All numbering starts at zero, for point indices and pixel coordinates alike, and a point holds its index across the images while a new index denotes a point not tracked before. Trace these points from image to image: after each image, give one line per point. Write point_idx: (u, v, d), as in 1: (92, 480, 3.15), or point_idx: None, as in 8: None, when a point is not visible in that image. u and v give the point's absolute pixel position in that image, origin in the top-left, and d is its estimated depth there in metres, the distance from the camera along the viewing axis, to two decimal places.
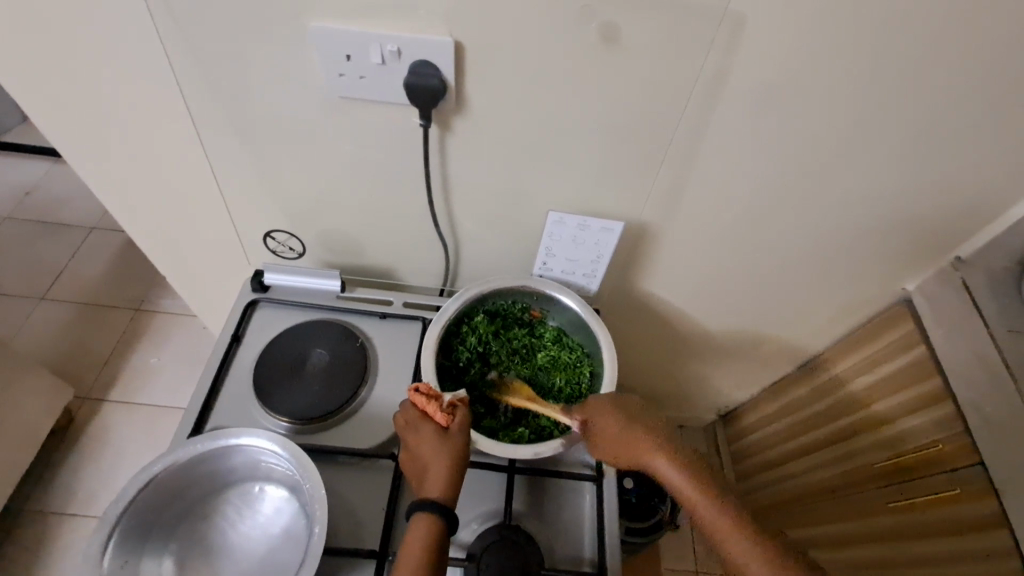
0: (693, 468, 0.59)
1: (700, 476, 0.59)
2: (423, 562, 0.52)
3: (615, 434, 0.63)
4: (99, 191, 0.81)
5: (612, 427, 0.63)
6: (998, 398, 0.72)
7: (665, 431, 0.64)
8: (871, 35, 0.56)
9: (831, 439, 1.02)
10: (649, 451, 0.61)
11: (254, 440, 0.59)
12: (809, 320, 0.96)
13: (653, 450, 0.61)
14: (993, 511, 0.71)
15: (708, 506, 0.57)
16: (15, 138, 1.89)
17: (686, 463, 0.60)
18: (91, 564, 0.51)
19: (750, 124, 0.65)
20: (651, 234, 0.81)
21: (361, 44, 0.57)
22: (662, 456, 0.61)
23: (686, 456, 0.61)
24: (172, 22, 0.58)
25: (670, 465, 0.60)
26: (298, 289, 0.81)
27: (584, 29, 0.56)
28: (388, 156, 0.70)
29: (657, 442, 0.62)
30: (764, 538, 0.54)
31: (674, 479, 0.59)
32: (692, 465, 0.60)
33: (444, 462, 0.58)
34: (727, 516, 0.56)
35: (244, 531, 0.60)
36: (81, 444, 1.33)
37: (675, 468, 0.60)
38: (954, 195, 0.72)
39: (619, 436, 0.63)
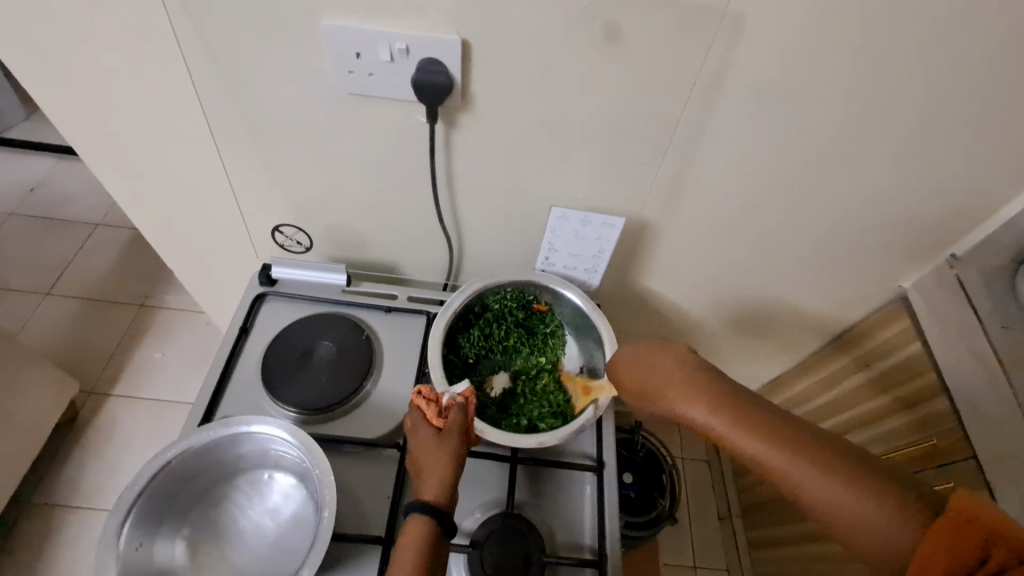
0: (723, 404, 0.55)
1: (736, 409, 0.55)
2: (418, 560, 0.53)
3: (663, 381, 0.60)
4: (110, 185, 0.83)
5: (636, 367, 0.64)
6: (991, 392, 0.74)
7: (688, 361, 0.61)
8: (866, 36, 0.57)
9: (833, 431, 1.04)
10: (671, 395, 0.59)
11: (265, 427, 0.61)
12: (807, 317, 0.97)
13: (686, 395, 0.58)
14: (985, 502, 0.72)
15: (752, 444, 0.52)
16: (20, 134, 1.91)
17: (720, 398, 0.56)
18: (107, 546, 0.53)
19: (749, 121, 0.66)
20: (652, 231, 0.82)
21: (370, 41, 0.59)
22: (684, 400, 0.58)
23: (744, 407, 0.55)
24: (186, 18, 0.59)
25: (704, 409, 0.56)
26: (305, 283, 0.82)
27: (589, 29, 0.57)
28: (395, 152, 0.71)
29: (694, 381, 0.58)
30: (806, 444, 0.51)
31: (714, 425, 0.55)
32: (734, 407, 0.55)
33: (441, 462, 0.59)
34: (772, 450, 0.51)
35: (254, 517, 0.61)
36: (87, 438, 1.34)
37: (705, 412, 0.56)
38: (949, 193, 0.73)
39: (654, 375, 0.62)
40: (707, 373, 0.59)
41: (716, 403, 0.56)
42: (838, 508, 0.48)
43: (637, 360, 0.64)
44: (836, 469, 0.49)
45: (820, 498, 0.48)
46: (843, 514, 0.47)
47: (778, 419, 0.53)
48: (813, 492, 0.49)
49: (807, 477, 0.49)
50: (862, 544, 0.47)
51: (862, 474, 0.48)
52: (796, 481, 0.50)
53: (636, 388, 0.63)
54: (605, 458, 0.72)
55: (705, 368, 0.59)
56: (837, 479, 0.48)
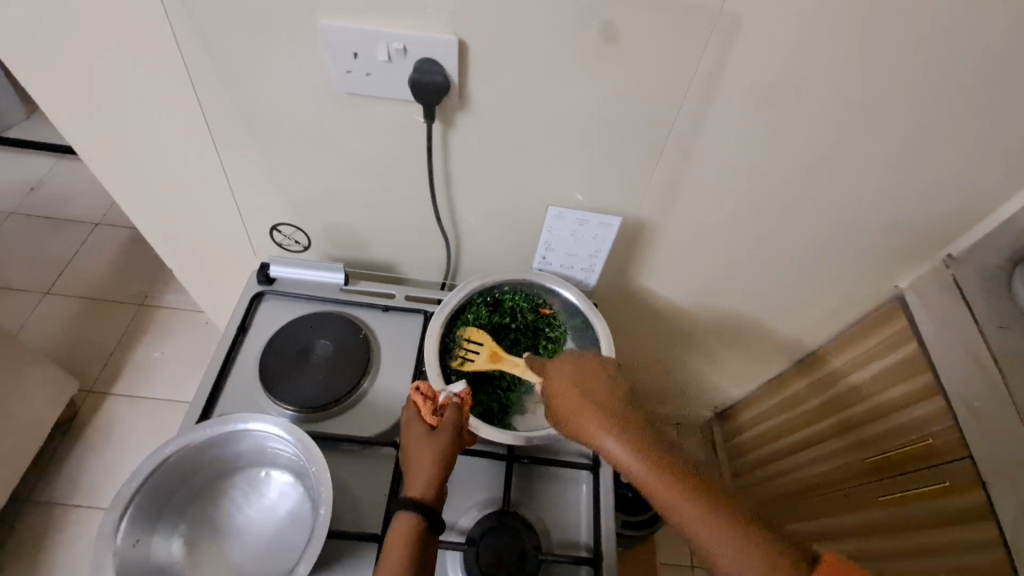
0: (642, 450, 0.60)
1: (651, 453, 0.60)
2: (404, 560, 0.53)
3: (589, 416, 0.63)
4: (108, 184, 0.83)
5: (565, 390, 0.65)
6: (986, 392, 0.74)
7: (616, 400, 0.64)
8: (863, 36, 0.58)
9: (823, 434, 1.04)
10: (595, 427, 0.62)
11: (262, 425, 0.61)
12: (803, 317, 0.98)
13: (612, 430, 0.61)
14: (983, 502, 0.73)
15: (670, 489, 0.58)
16: (20, 135, 1.91)
17: (637, 440, 0.61)
18: (105, 543, 0.53)
19: (746, 121, 0.66)
20: (649, 230, 0.82)
21: (368, 41, 0.59)
22: (608, 435, 0.61)
23: (662, 454, 0.60)
24: (186, 17, 0.59)
25: (621, 447, 0.61)
26: (303, 282, 0.82)
27: (585, 28, 0.58)
28: (393, 151, 0.71)
29: (618, 419, 0.63)
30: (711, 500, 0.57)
31: (631, 465, 0.60)
32: (649, 449, 0.60)
33: (431, 461, 0.59)
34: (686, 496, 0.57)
35: (250, 514, 0.62)
36: (86, 437, 1.34)
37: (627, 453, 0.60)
38: (945, 194, 0.73)
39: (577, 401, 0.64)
40: (623, 410, 0.64)
41: (637, 446, 0.60)
42: (725, 550, 0.55)
43: (563, 383, 0.66)
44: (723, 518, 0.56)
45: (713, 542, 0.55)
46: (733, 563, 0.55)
47: (681, 466, 0.60)
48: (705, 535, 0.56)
49: (702, 523, 0.56)
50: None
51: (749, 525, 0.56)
52: (695, 525, 0.56)
53: (561, 414, 0.65)
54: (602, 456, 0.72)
55: (623, 404, 0.64)
56: (733, 536, 0.55)
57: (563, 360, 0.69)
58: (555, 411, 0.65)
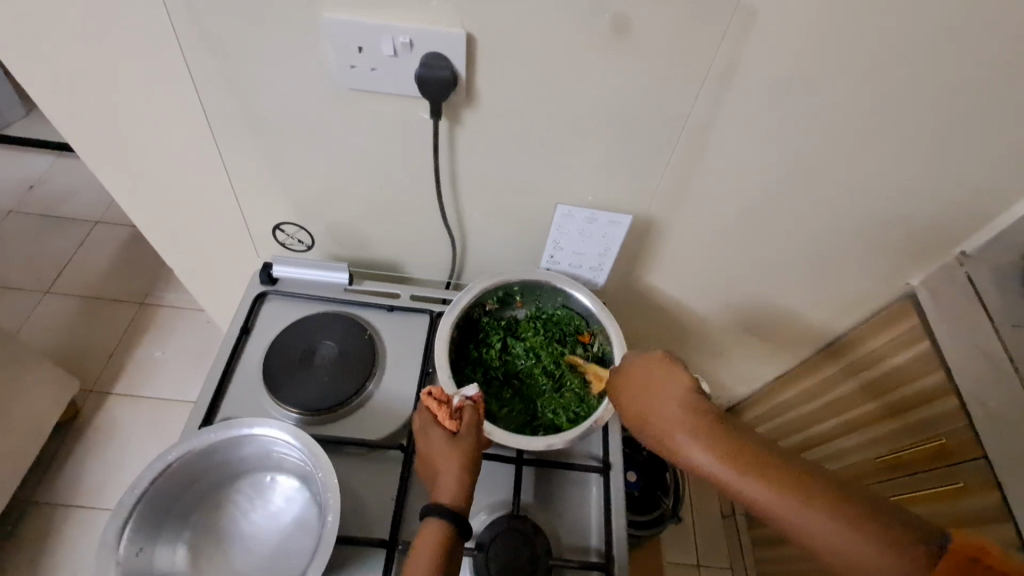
0: (718, 444, 0.52)
1: (727, 444, 0.51)
2: (435, 565, 0.52)
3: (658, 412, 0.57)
4: (109, 182, 0.82)
5: (636, 391, 0.60)
6: (1002, 392, 0.72)
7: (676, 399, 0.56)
8: (881, 29, 0.56)
9: (840, 429, 1.04)
10: (667, 425, 0.55)
11: (267, 429, 0.60)
12: (814, 315, 0.96)
13: (678, 429, 0.54)
14: (997, 503, 0.71)
15: (751, 482, 0.49)
16: (19, 132, 1.90)
17: (723, 439, 0.52)
18: (108, 550, 0.52)
19: (760, 116, 0.65)
20: (658, 228, 0.81)
21: (372, 36, 0.58)
22: (681, 433, 0.54)
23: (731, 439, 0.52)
24: (185, 12, 0.58)
25: (698, 447, 0.52)
26: (307, 281, 0.81)
27: (596, 22, 0.56)
28: (398, 148, 0.70)
29: (688, 410, 0.55)
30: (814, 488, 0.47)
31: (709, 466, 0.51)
32: (726, 444, 0.51)
33: (455, 464, 0.58)
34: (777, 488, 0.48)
35: (256, 521, 0.60)
36: (87, 437, 1.33)
37: (699, 448, 0.52)
38: (961, 190, 0.72)
39: (654, 402, 0.58)
40: (702, 403, 0.56)
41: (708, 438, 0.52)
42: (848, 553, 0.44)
43: (634, 388, 0.61)
44: (847, 517, 0.46)
45: (814, 532, 0.46)
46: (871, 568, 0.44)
47: (779, 456, 0.50)
48: (824, 542, 0.45)
49: (815, 522, 0.46)
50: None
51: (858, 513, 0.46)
52: (799, 521, 0.46)
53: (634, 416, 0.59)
54: (611, 458, 0.71)
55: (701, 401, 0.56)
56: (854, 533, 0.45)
57: (642, 354, 0.63)
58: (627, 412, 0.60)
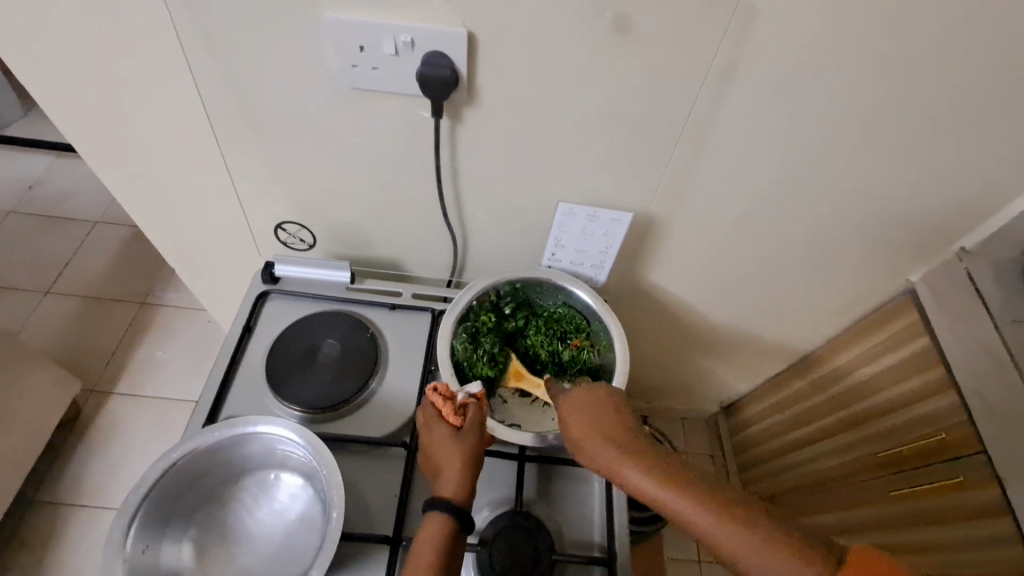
0: (658, 470, 0.54)
1: (665, 470, 0.54)
2: (436, 560, 0.52)
3: (600, 440, 0.58)
4: (110, 182, 0.82)
5: (577, 418, 0.61)
6: (1001, 388, 0.73)
7: (618, 427, 0.59)
8: (881, 26, 0.56)
9: (832, 428, 1.04)
10: (610, 457, 0.57)
11: (271, 427, 0.60)
12: (814, 312, 0.97)
13: (620, 455, 0.56)
14: (997, 498, 0.72)
15: (688, 506, 0.51)
16: (17, 132, 1.89)
17: (659, 468, 0.54)
18: (113, 548, 0.52)
19: (759, 113, 0.65)
20: (659, 226, 0.81)
21: (374, 35, 0.58)
22: (624, 464, 0.55)
23: (668, 467, 0.54)
24: (187, 13, 0.58)
25: (639, 473, 0.54)
26: (309, 280, 0.81)
27: (598, 19, 0.56)
28: (400, 147, 0.70)
29: (629, 443, 0.57)
30: (742, 511, 0.49)
31: (650, 490, 0.53)
32: (664, 471, 0.54)
33: (458, 460, 0.59)
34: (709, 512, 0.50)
35: (260, 518, 0.61)
36: (89, 436, 1.33)
37: (638, 473, 0.54)
38: (961, 186, 0.72)
39: (593, 431, 0.59)
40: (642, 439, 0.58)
41: (648, 467, 0.54)
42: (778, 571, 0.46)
43: (577, 413, 0.62)
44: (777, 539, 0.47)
45: (744, 553, 0.47)
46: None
47: (714, 485, 0.52)
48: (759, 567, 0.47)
49: (744, 544, 0.47)
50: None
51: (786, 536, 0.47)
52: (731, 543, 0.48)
53: (579, 444, 0.60)
54: None
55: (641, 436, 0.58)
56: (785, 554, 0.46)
57: (587, 387, 0.64)
58: (571, 438, 0.61)
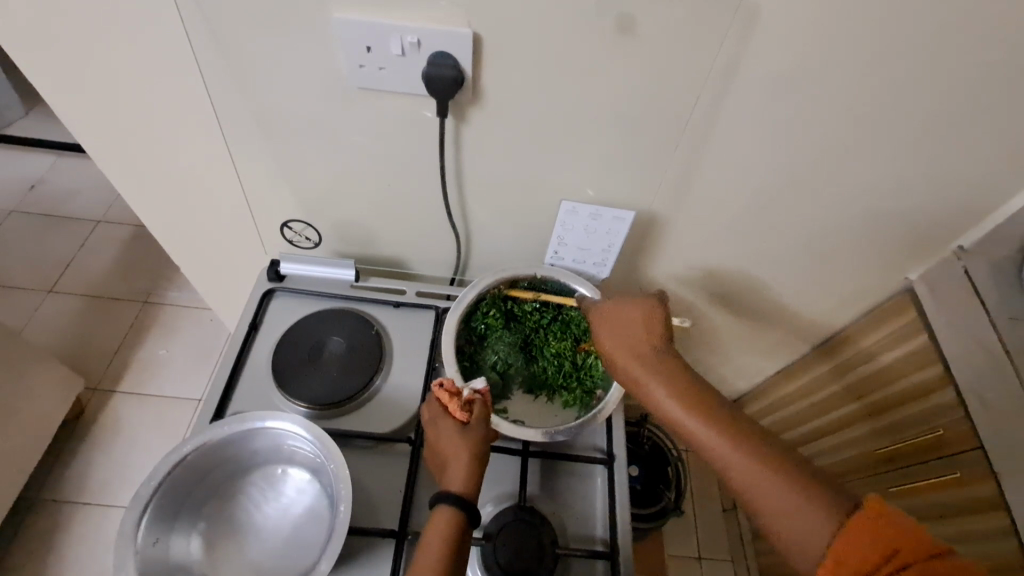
0: (670, 377, 0.61)
1: (680, 380, 0.60)
2: (445, 552, 0.53)
3: (629, 345, 0.65)
4: (117, 180, 0.83)
5: (615, 322, 0.68)
6: (997, 384, 0.73)
7: (652, 332, 0.65)
8: (880, 27, 0.57)
9: (833, 426, 1.06)
10: (634, 361, 0.63)
11: (280, 422, 0.61)
12: (815, 310, 0.97)
13: (642, 360, 0.63)
14: (993, 492, 0.73)
15: (684, 410, 0.58)
16: (19, 131, 1.90)
17: (676, 377, 0.60)
18: (125, 542, 0.53)
19: (760, 113, 0.66)
20: (660, 224, 0.82)
21: (382, 36, 0.59)
22: (642, 370, 0.62)
23: (681, 377, 0.60)
24: (197, 13, 0.59)
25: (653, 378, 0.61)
26: (314, 278, 0.82)
27: (603, 20, 0.57)
28: (405, 146, 0.71)
29: (654, 352, 0.63)
30: (730, 420, 0.56)
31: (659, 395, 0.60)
32: (680, 380, 0.60)
33: (466, 455, 0.59)
34: (703, 414, 0.57)
35: (268, 512, 0.62)
36: (93, 434, 1.34)
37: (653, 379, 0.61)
38: (959, 184, 0.73)
39: (622, 341, 0.66)
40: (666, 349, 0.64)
41: (665, 374, 0.61)
42: (745, 467, 0.52)
43: (609, 325, 0.68)
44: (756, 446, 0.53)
45: (718, 448, 0.54)
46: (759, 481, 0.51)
47: (716, 398, 0.58)
48: (729, 460, 0.53)
49: (721, 442, 0.54)
50: (778, 531, 0.49)
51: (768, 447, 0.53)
52: (711, 439, 0.55)
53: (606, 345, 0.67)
54: (616, 451, 0.72)
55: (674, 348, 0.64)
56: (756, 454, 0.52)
57: (626, 297, 0.70)
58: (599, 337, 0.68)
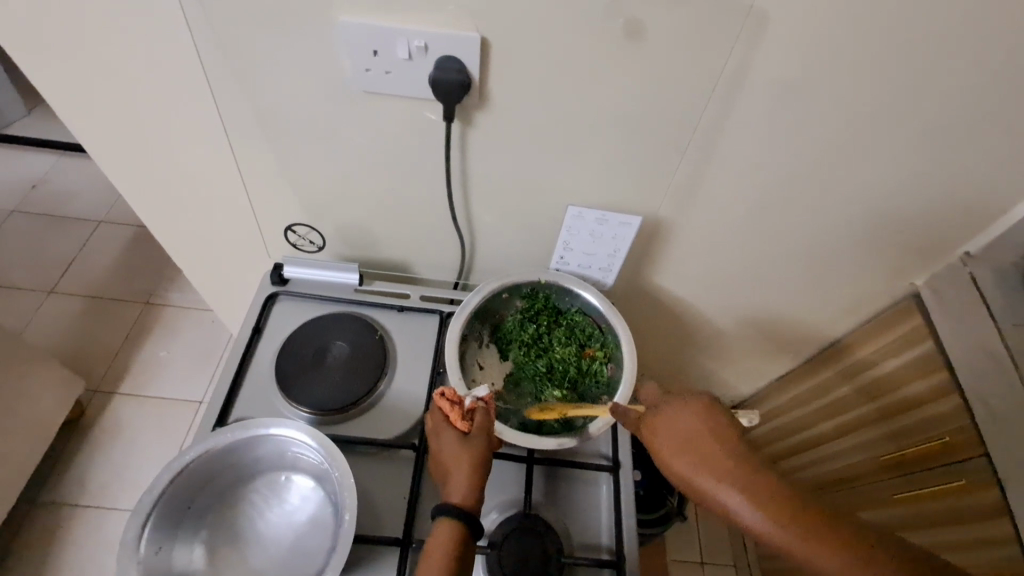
0: (765, 497, 0.50)
1: (777, 498, 0.50)
2: (447, 563, 0.53)
3: (699, 456, 0.54)
4: (120, 183, 0.82)
5: (671, 431, 0.57)
6: (1004, 392, 0.73)
7: (718, 436, 0.55)
8: (891, 31, 0.56)
9: (837, 431, 1.05)
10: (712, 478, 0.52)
11: (282, 430, 0.61)
12: (820, 315, 0.97)
13: (721, 476, 0.52)
14: (997, 500, 0.73)
15: (794, 539, 0.49)
16: (20, 131, 1.89)
17: (766, 493, 0.50)
18: (127, 551, 0.52)
19: (768, 119, 0.65)
20: (666, 229, 0.82)
21: (389, 40, 0.58)
22: (725, 489, 0.51)
23: (777, 492, 0.50)
24: (202, 16, 0.58)
25: (743, 501, 0.50)
26: (317, 282, 0.82)
27: (610, 24, 0.56)
28: (410, 150, 0.70)
29: (730, 461, 0.53)
30: (844, 539, 0.49)
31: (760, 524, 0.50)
32: (773, 496, 0.50)
33: (468, 464, 0.59)
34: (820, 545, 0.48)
35: (271, 520, 0.61)
36: (93, 436, 1.34)
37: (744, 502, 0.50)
38: (967, 191, 0.72)
39: (683, 451, 0.55)
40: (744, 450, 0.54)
41: (753, 491, 0.50)
42: None
43: (663, 430, 0.58)
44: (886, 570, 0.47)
45: None
46: None
47: (819, 513, 0.50)
48: None
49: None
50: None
51: (896, 569, 0.47)
52: (835, 571, 0.48)
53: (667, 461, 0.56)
54: (621, 458, 0.71)
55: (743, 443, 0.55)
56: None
57: (670, 398, 0.61)
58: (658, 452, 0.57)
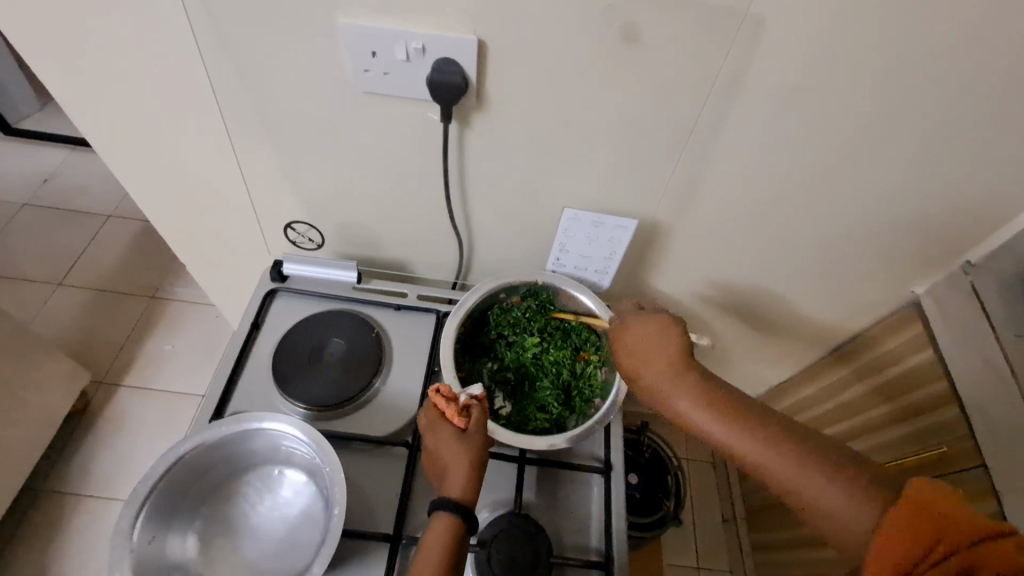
0: (711, 401, 0.59)
1: (722, 405, 0.59)
2: (445, 558, 0.53)
3: (656, 369, 0.64)
4: (125, 178, 0.83)
5: (635, 349, 0.67)
6: (1003, 402, 0.72)
7: (674, 353, 0.64)
8: (888, 38, 0.56)
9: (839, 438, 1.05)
10: (668, 388, 0.62)
11: (277, 423, 0.61)
12: (819, 322, 0.97)
13: (675, 384, 0.62)
14: (993, 512, 0.72)
15: (729, 432, 0.57)
16: (32, 126, 1.92)
17: (712, 400, 0.59)
18: (121, 540, 0.53)
19: (765, 124, 0.66)
20: (663, 233, 0.82)
21: (388, 42, 0.59)
22: (679, 397, 0.61)
23: (719, 398, 0.59)
24: (205, 16, 0.59)
25: (692, 403, 0.60)
26: (316, 279, 0.83)
27: (606, 28, 0.57)
28: (409, 150, 0.71)
29: (685, 374, 0.62)
30: (776, 434, 0.55)
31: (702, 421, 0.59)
32: (716, 400, 0.59)
33: (465, 461, 0.59)
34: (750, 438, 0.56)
35: (263, 513, 0.62)
36: (97, 428, 1.35)
37: (693, 405, 0.60)
38: (967, 199, 0.72)
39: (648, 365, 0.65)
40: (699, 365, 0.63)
41: (700, 396, 0.60)
42: (797, 479, 0.52)
43: (630, 349, 0.67)
44: (805, 456, 0.53)
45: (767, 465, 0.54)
46: (813, 490, 0.52)
47: (759, 416, 0.57)
48: (782, 478, 0.53)
49: (772, 461, 0.54)
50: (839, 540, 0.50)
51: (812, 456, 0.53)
52: (761, 459, 0.55)
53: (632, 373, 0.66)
54: (614, 460, 0.72)
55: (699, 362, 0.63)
56: (806, 468, 0.52)
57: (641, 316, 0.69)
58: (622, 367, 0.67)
